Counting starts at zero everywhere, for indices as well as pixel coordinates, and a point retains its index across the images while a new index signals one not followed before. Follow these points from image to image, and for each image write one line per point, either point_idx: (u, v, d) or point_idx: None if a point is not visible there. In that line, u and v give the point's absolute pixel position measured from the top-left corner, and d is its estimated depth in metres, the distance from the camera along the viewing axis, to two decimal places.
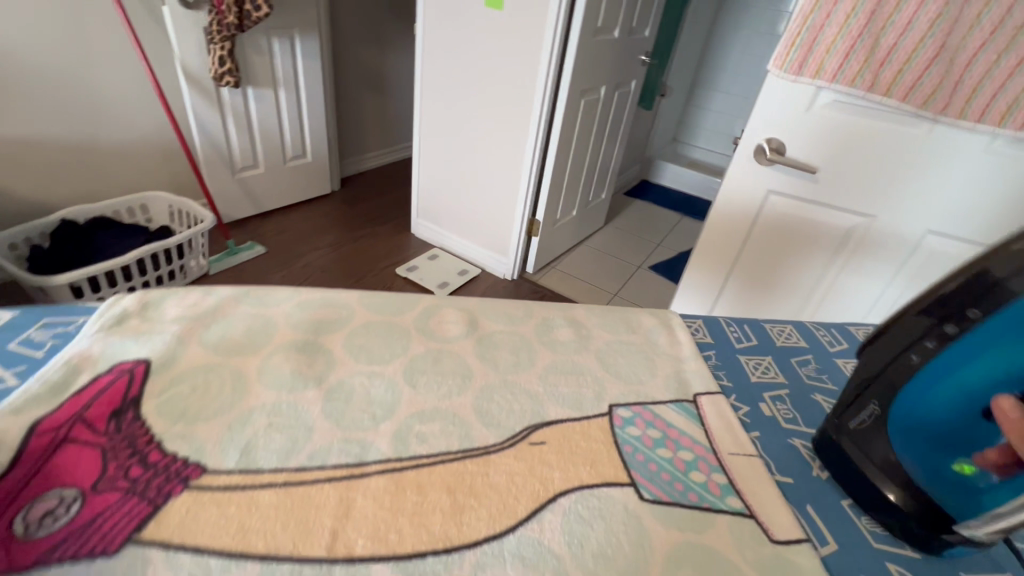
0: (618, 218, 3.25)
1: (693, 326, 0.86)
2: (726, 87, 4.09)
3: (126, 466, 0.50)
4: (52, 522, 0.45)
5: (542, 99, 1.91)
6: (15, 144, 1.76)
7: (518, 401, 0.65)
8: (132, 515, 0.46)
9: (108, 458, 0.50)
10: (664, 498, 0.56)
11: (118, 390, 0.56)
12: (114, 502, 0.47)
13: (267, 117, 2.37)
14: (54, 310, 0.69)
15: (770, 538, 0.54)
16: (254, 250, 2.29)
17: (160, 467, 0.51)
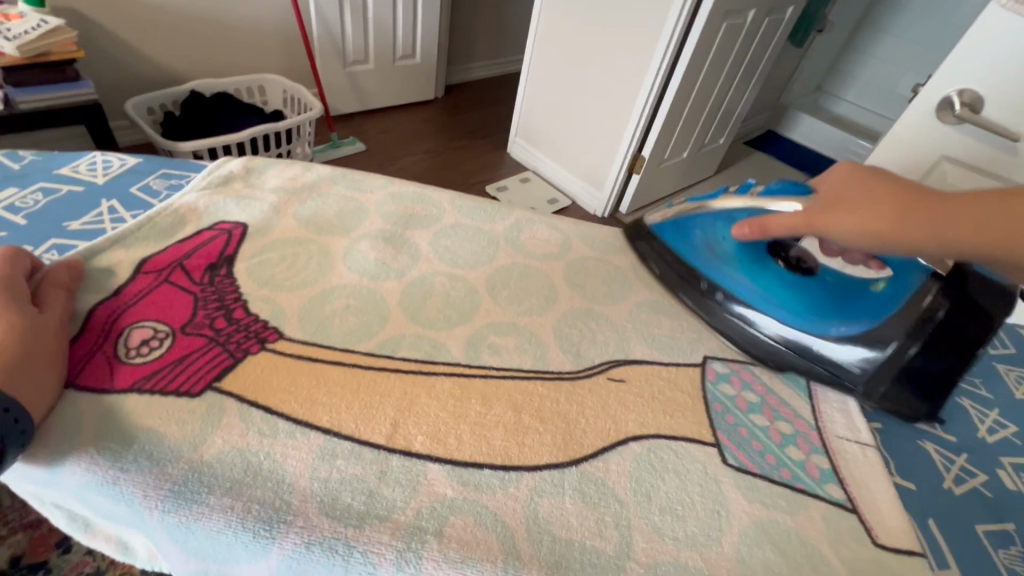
0: (732, 168, 2.95)
1: None
2: (900, 31, 3.42)
3: (212, 317, 0.61)
4: (148, 351, 0.57)
5: (678, 17, 1.69)
6: (157, 12, 1.87)
7: (602, 332, 0.71)
8: (212, 362, 0.57)
9: (198, 307, 0.62)
10: (750, 468, 0.59)
11: (216, 247, 0.69)
12: (197, 346, 0.58)
13: (384, 10, 2.32)
14: (171, 163, 0.83)
15: (873, 540, 0.56)
16: (355, 147, 2.34)
17: (241, 325, 0.61)
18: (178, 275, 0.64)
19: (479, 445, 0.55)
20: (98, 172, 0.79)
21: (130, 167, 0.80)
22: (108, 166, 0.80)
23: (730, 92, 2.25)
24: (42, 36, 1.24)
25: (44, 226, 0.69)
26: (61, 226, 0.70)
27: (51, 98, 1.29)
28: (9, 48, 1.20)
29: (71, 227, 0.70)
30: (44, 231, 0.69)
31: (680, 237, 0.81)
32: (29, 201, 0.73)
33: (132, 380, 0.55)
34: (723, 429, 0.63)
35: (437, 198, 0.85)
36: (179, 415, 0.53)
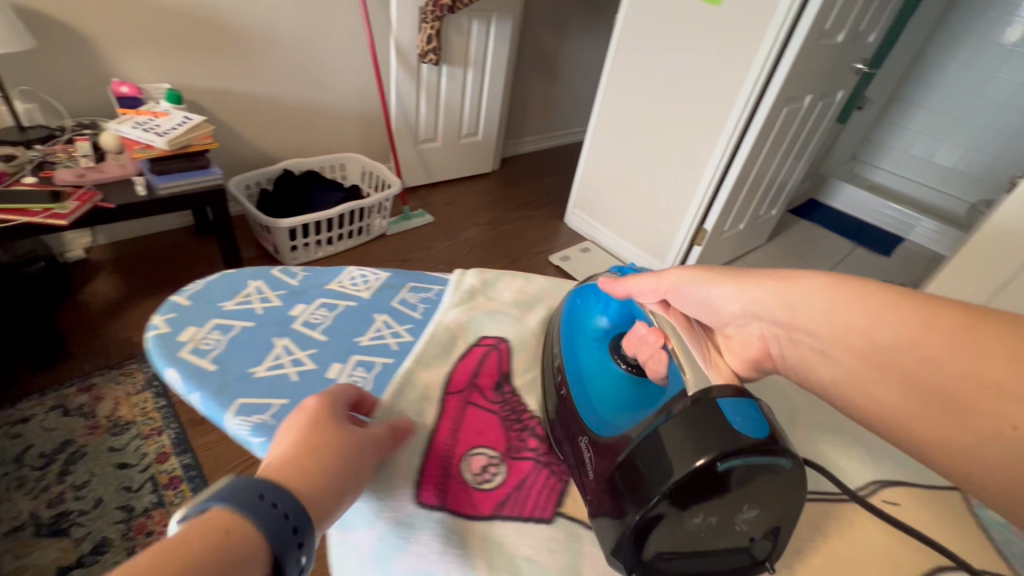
0: (781, 237, 2.99)
1: None
2: (933, 105, 3.53)
3: (523, 439, 0.67)
4: (494, 476, 0.62)
5: (746, 103, 1.80)
6: (260, 101, 2.05)
7: (848, 451, 0.74)
8: (547, 486, 0.63)
9: (507, 428, 0.68)
10: None
11: (493, 364, 0.76)
12: (528, 471, 0.63)
13: (453, 94, 2.52)
14: (414, 275, 0.89)
15: None
16: (424, 219, 2.46)
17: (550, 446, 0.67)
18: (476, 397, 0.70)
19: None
20: (360, 286, 0.84)
21: (385, 282, 0.86)
22: (364, 279, 0.85)
23: (785, 167, 2.34)
24: (186, 130, 1.43)
25: (342, 341, 0.73)
26: (354, 342, 0.74)
27: (184, 185, 1.42)
28: (161, 142, 1.37)
29: (363, 342, 0.74)
30: (341, 346, 0.73)
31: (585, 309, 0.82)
32: (318, 315, 0.77)
33: (494, 507, 0.59)
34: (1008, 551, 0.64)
35: None
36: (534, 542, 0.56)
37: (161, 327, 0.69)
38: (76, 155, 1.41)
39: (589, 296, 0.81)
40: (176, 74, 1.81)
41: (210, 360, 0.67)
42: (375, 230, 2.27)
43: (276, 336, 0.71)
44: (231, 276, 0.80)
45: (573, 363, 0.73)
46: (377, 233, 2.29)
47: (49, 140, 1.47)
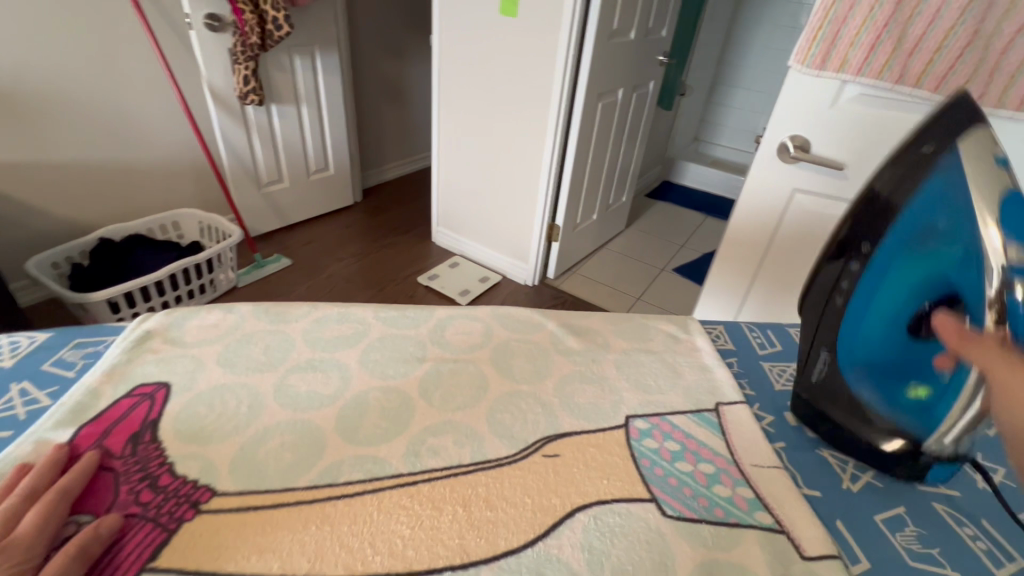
0: (640, 220, 3.21)
1: (714, 332, 0.85)
2: (748, 83, 4.01)
3: (136, 491, 0.51)
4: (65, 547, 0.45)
5: (559, 102, 1.91)
6: (55, 169, 1.85)
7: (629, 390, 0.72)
8: (146, 543, 0.47)
9: (120, 483, 0.51)
10: (686, 515, 0.54)
11: (139, 414, 0.58)
12: (128, 530, 0.47)
13: (291, 133, 2.44)
14: (86, 330, 0.72)
15: (801, 555, 0.52)
16: (280, 263, 2.34)
17: (171, 492, 0.51)
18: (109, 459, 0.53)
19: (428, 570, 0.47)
20: (5, 354, 0.66)
21: (44, 343, 0.69)
22: (15, 343, 0.68)
23: (621, 154, 2.52)
24: None
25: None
26: None
27: None
28: None
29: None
30: None
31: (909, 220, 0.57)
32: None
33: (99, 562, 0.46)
34: (660, 485, 0.57)
35: (359, 313, 0.78)
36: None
37: None
38: None
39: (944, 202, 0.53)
40: None
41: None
42: (223, 284, 2.11)
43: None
44: None
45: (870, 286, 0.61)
46: (227, 288, 2.14)
47: None
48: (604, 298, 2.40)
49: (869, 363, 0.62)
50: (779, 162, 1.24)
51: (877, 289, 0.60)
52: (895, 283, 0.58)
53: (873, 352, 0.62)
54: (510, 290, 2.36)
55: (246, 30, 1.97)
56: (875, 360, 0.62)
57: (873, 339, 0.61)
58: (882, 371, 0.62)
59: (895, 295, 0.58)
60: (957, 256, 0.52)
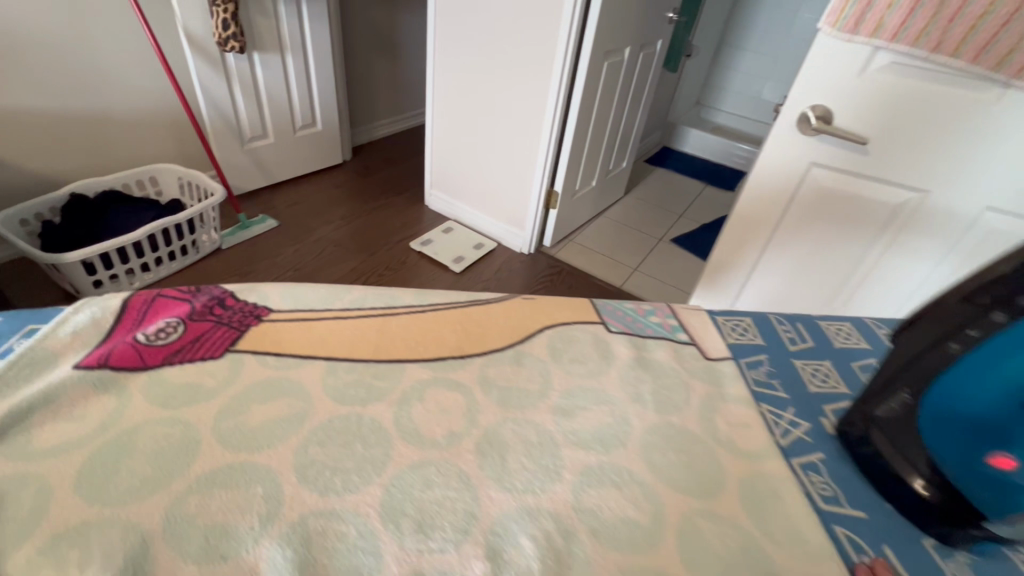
0: (639, 188, 3.13)
1: (739, 326, 0.78)
2: (756, 46, 3.81)
3: (208, 307, 0.63)
4: (165, 336, 0.58)
5: (564, 59, 1.80)
6: (18, 117, 1.71)
7: None
8: (223, 339, 0.59)
9: (193, 302, 0.63)
10: (626, 332, 0.72)
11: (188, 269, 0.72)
12: (206, 330, 0.60)
13: (275, 85, 2.28)
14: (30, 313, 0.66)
15: (706, 357, 0.70)
16: (266, 224, 2.24)
17: (235, 308, 0.64)
18: (210, 302, 0.63)
19: (421, 361, 0.61)
20: None
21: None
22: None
23: (623, 118, 2.41)
24: None
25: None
26: None
27: None
28: None
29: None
30: None
31: None
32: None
33: (161, 359, 0.55)
34: (605, 313, 0.75)
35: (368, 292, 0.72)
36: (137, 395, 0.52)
37: None
38: None
39: None
40: None
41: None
42: (206, 247, 2.02)
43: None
44: None
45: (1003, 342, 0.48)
46: (210, 250, 2.05)
47: None
48: (600, 268, 2.35)
49: (957, 421, 0.52)
50: (797, 135, 1.17)
51: (1012, 350, 0.47)
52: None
53: (967, 408, 0.51)
54: (505, 258, 2.30)
55: None
56: (965, 417, 0.51)
57: (980, 399, 0.50)
58: (969, 433, 0.51)
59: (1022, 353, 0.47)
60: None
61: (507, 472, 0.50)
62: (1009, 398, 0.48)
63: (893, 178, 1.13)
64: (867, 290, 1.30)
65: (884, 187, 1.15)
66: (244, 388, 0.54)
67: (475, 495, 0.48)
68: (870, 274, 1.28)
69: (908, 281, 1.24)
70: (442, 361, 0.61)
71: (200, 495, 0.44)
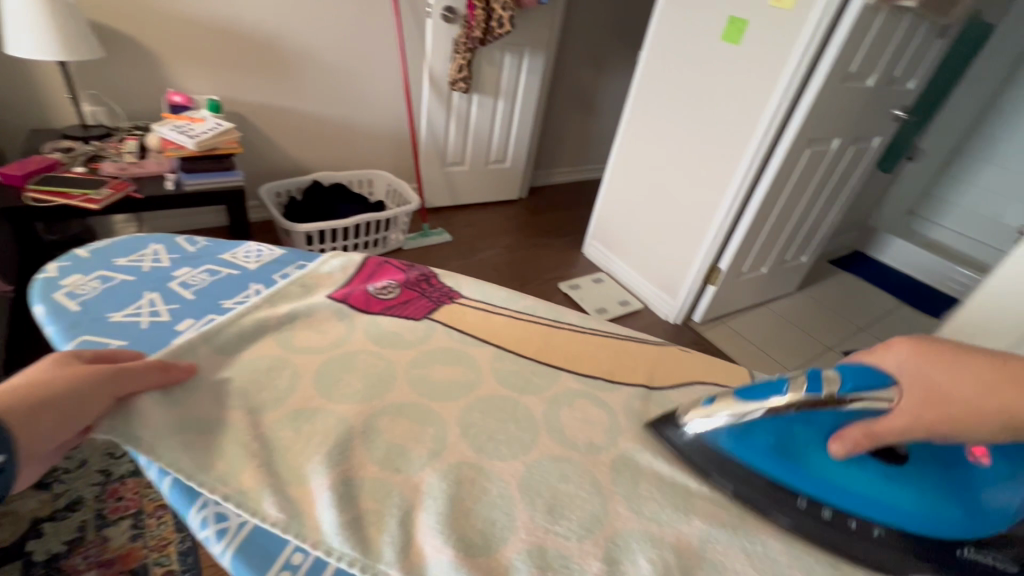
0: (814, 287, 2.84)
1: None
2: (1003, 161, 3.21)
3: (418, 281, 0.80)
4: (385, 293, 0.76)
5: (762, 140, 1.77)
6: (297, 117, 2.23)
7: None
8: (421, 308, 0.75)
9: (408, 273, 0.81)
10: None
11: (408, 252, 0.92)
12: (412, 298, 0.76)
13: (484, 122, 2.61)
14: (305, 254, 0.84)
15: None
16: (442, 237, 2.53)
17: (435, 288, 0.79)
18: (420, 277, 0.81)
19: (577, 375, 0.70)
20: (251, 259, 0.80)
21: (277, 258, 0.81)
22: (259, 253, 0.81)
23: (814, 209, 2.23)
24: (214, 135, 1.57)
25: (204, 302, 0.70)
26: (217, 302, 0.71)
27: (209, 183, 1.56)
28: (190, 143, 1.51)
29: (225, 304, 0.70)
30: (204, 305, 0.70)
31: (748, 454, 0.58)
32: (196, 278, 0.74)
33: (381, 309, 0.73)
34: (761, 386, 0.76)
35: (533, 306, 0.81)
36: (360, 328, 0.70)
37: (49, 272, 0.71)
38: (124, 152, 1.57)
39: (755, 429, 0.57)
40: (227, 90, 2.01)
41: (79, 302, 0.67)
42: (392, 245, 2.34)
43: (147, 290, 0.71)
44: (135, 239, 0.80)
45: (852, 502, 0.56)
46: (395, 247, 2.37)
47: (107, 137, 1.64)
48: (750, 359, 2.17)
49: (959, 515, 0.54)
50: None
51: (857, 497, 0.56)
52: (867, 489, 0.55)
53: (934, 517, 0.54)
54: (648, 321, 2.27)
55: (474, 24, 2.16)
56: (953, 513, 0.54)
57: (913, 514, 0.55)
58: (952, 503, 0.54)
59: (865, 482, 0.55)
60: (835, 417, 0.56)
61: (638, 497, 0.56)
62: (917, 494, 0.54)
63: None
64: None
65: None
66: (431, 348, 0.68)
67: (606, 502, 0.55)
68: None
69: None
70: (597, 381, 0.70)
71: (391, 416, 0.59)
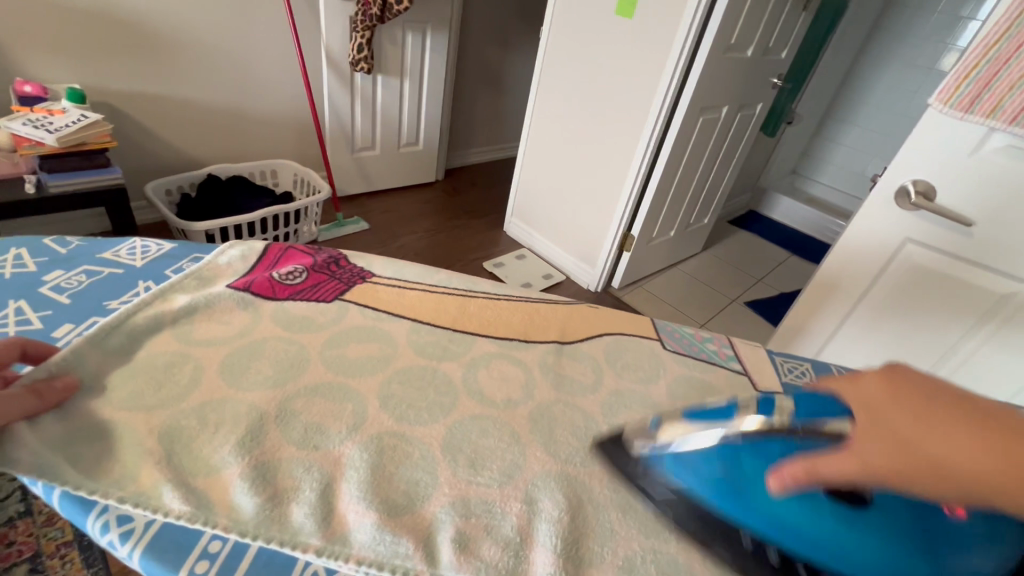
0: (717, 246, 3.09)
1: (800, 370, 0.82)
2: (864, 122, 3.64)
3: (326, 263, 0.78)
4: (291, 277, 0.74)
5: (659, 110, 1.88)
6: (180, 105, 2.03)
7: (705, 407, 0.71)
8: (332, 289, 0.74)
9: (315, 257, 0.79)
10: (680, 351, 0.78)
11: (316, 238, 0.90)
12: (321, 280, 0.75)
13: (392, 104, 2.53)
14: (201, 248, 0.80)
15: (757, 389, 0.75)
16: (359, 225, 2.45)
17: (345, 270, 0.79)
18: (328, 260, 0.79)
19: (493, 339, 0.72)
20: (136, 255, 0.76)
21: (166, 253, 0.77)
22: (145, 249, 0.77)
23: (712, 174, 2.42)
24: (81, 128, 1.38)
25: (86, 305, 0.66)
26: (100, 304, 0.66)
27: (79, 183, 1.40)
28: (51, 139, 1.32)
29: (111, 305, 0.67)
30: (84, 308, 0.66)
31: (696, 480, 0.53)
32: (72, 281, 0.69)
33: (288, 294, 0.71)
34: (665, 333, 0.82)
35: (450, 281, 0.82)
36: (265, 314, 0.68)
37: None
38: None
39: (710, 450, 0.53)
40: (90, 77, 1.80)
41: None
42: (305, 237, 2.23)
43: (12, 298, 0.65)
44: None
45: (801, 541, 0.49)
46: (308, 240, 2.26)
47: None
48: (667, 317, 2.34)
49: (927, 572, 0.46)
50: (894, 206, 1.15)
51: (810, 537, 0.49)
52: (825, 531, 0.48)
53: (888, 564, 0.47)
54: (571, 291, 2.36)
55: (371, 0, 2.07)
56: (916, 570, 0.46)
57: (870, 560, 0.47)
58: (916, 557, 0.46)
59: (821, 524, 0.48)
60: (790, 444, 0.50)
61: (555, 443, 0.60)
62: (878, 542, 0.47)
63: (996, 265, 1.09)
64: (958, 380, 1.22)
65: (988, 274, 1.11)
66: (345, 328, 0.68)
67: (522, 451, 0.58)
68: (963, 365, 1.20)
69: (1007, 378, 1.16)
70: (511, 343, 0.72)
71: (306, 397, 0.58)
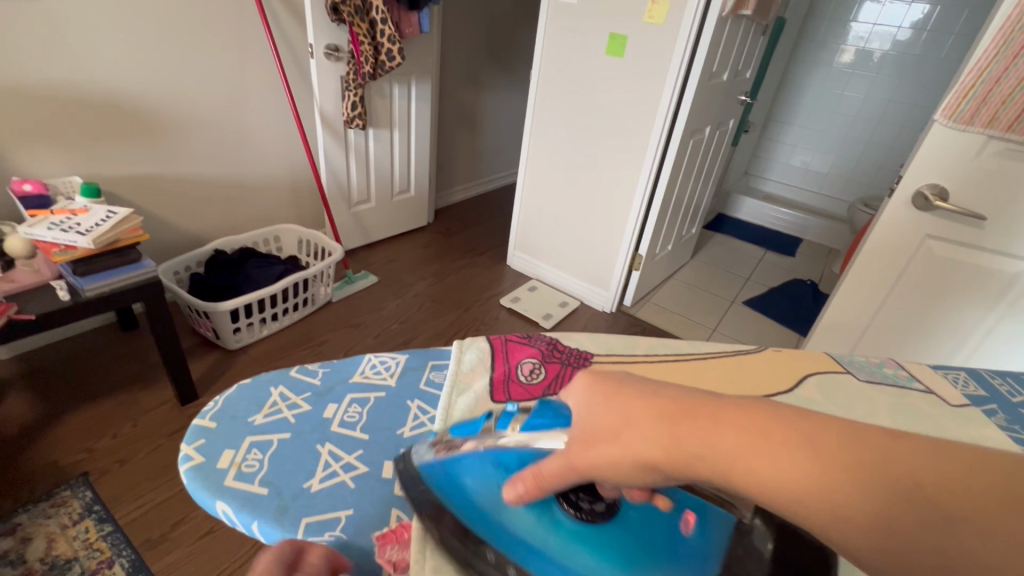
0: (701, 252, 3.27)
1: (958, 377, 0.86)
2: (802, 121, 3.96)
3: (551, 349, 0.76)
4: (533, 373, 0.71)
5: (660, 137, 2.00)
6: (176, 182, 1.95)
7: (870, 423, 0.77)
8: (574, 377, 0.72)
9: (538, 344, 0.77)
10: (872, 380, 0.80)
11: None
12: (559, 369, 0.73)
13: (383, 156, 2.54)
14: (432, 352, 0.78)
15: (948, 404, 0.78)
16: (368, 280, 2.42)
17: (569, 352, 0.77)
18: (549, 345, 0.77)
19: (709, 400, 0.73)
20: (383, 373, 0.72)
21: (406, 364, 0.74)
22: (386, 364, 0.74)
23: (698, 187, 2.58)
24: (112, 225, 1.33)
25: (384, 438, 0.63)
26: (396, 434, 0.64)
27: (114, 282, 1.33)
28: (85, 240, 1.26)
29: (405, 433, 0.64)
30: (386, 442, 0.63)
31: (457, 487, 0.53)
32: (352, 414, 0.66)
33: (543, 392, 0.69)
34: (846, 364, 0.84)
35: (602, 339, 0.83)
36: None
37: (194, 457, 0.58)
38: None
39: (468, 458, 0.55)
40: (86, 165, 1.70)
41: (261, 483, 0.56)
42: (320, 299, 2.19)
43: (318, 443, 0.61)
44: (250, 385, 0.68)
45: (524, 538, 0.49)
46: (323, 301, 2.21)
47: None
48: (681, 327, 2.44)
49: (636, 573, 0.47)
50: (913, 209, 1.29)
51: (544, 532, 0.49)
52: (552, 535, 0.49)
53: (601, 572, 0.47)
54: (589, 315, 2.43)
55: (362, 59, 2.09)
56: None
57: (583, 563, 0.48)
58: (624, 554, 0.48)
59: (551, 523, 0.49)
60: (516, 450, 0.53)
61: None
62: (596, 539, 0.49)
63: (1008, 250, 1.25)
64: (987, 354, 1.38)
65: (1000, 258, 1.27)
66: None
67: None
68: (984, 341, 1.37)
69: (1022, 343, 1.32)
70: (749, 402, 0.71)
71: None
